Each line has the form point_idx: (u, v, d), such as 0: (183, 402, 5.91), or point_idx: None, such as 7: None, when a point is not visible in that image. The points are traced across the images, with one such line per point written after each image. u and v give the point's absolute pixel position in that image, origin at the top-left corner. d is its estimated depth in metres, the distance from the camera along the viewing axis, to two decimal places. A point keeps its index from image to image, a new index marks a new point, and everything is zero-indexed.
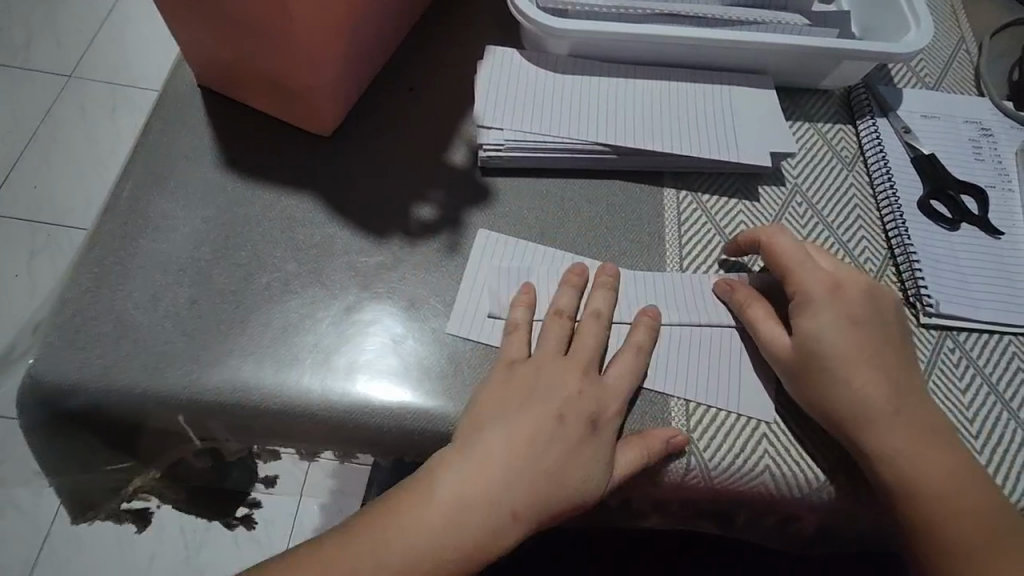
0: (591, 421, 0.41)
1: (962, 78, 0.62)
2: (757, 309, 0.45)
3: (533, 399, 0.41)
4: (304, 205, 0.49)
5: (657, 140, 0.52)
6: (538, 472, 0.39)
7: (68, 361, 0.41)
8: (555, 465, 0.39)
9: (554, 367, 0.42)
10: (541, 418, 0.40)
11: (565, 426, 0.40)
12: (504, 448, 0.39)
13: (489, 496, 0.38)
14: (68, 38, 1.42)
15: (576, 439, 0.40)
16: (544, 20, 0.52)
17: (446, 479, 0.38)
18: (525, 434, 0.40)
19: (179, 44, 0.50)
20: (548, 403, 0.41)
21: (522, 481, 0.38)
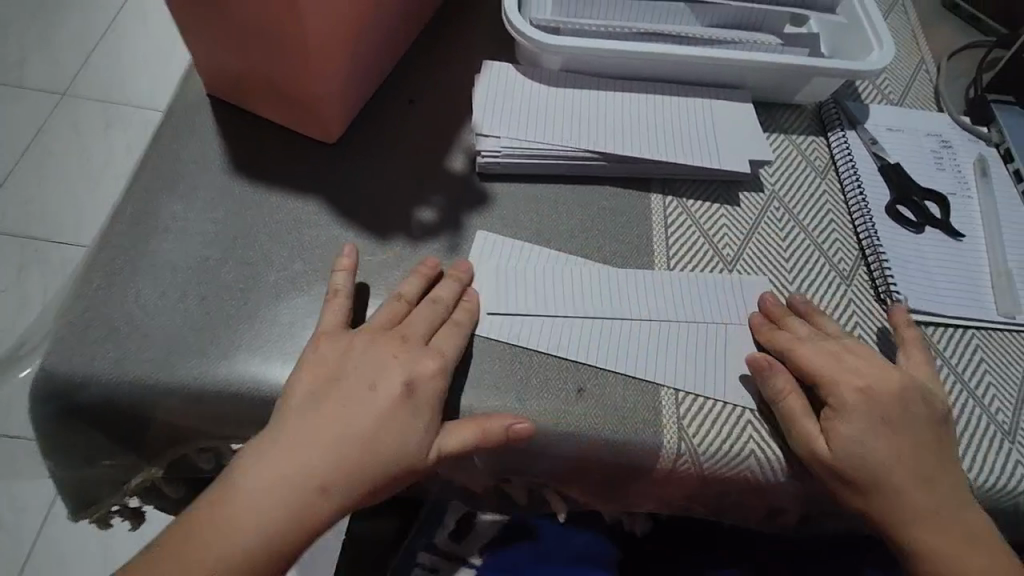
0: (405, 387, 0.41)
1: (924, 96, 0.67)
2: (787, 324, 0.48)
3: (350, 373, 0.42)
4: (309, 208, 0.51)
5: (643, 149, 0.56)
6: (361, 439, 0.40)
7: (80, 356, 0.42)
8: (355, 440, 0.40)
9: (385, 339, 0.44)
10: (345, 389, 0.42)
11: (378, 392, 0.41)
12: (343, 417, 0.40)
13: (317, 466, 0.39)
14: (59, 57, 1.44)
15: (375, 405, 0.41)
16: (536, 38, 0.56)
17: (282, 450, 0.40)
18: (355, 406, 0.41)
19: (192, 56, 0.52)
20: (367, 373, 0.42)
21: (364, 448, 0.40)
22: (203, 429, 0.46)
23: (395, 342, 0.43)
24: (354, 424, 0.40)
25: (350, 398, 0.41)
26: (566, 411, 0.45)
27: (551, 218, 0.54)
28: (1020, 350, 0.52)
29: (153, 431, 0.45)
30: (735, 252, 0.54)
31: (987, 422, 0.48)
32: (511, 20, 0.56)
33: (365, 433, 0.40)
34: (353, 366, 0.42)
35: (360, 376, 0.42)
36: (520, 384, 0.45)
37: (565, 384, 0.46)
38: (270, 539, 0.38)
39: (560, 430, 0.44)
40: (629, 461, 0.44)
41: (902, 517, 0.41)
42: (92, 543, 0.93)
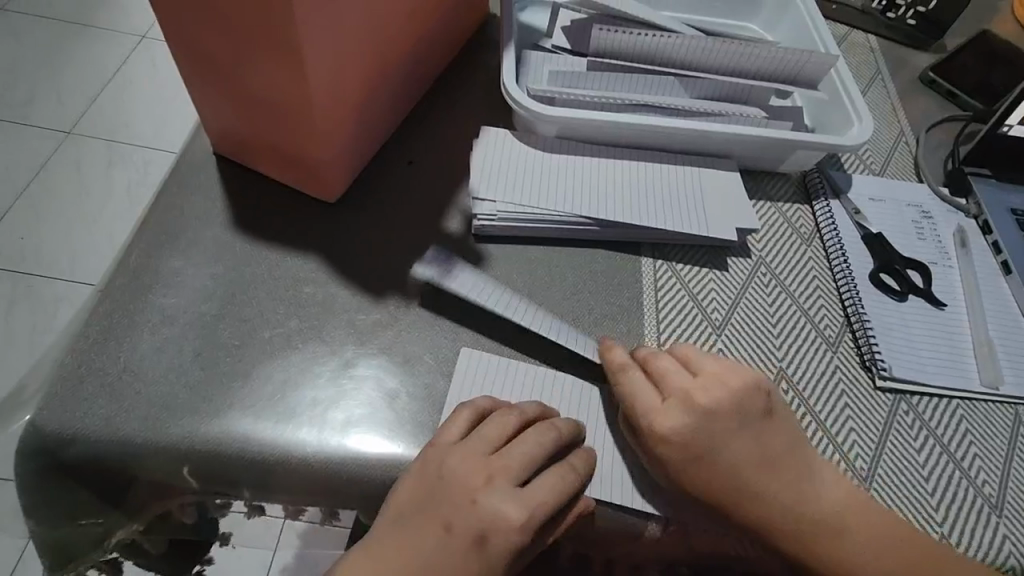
0: (478, 537, 0.38)
1: (903, 167, 0.70)
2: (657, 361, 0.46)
3: (425, 514, 0.39)
4: (307, 265, 0.52)
5: (635, 214, 0.57)
6: None
7: (71, 411, 0.42)
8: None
9: (468, 466, 0.40)
10: (412, 524, 0.39)
11: (452, 537, 0.38)
12: (413, 556, 0.38)
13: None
14: (69, 97, 1.47)
15: (443, 555, 0.38)
16: (532, 108, 0.58)
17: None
18: (427, 545, 0.38)
19: (200, 116, 0.54)
20: (437, 512, 0.39)
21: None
22: (188, 486, 0.45)
23: (469, 480, 0.40)
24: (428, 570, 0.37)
25: (422, 540, 0.38)
26: None
27: (543, 280, 0.55)
28: (1004, 421, 0.53)
29: (138, 487, 0.45)
30: (723, 317, 0.55)
31: (973, 494, 0.49)
32: (509, 90, 0.59)
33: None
34: (442, 501, 0.39)
35: (432, 514, 0.39)
36: None
37: None
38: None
39: None
40: (621, 526, 0.44)
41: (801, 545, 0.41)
42: None
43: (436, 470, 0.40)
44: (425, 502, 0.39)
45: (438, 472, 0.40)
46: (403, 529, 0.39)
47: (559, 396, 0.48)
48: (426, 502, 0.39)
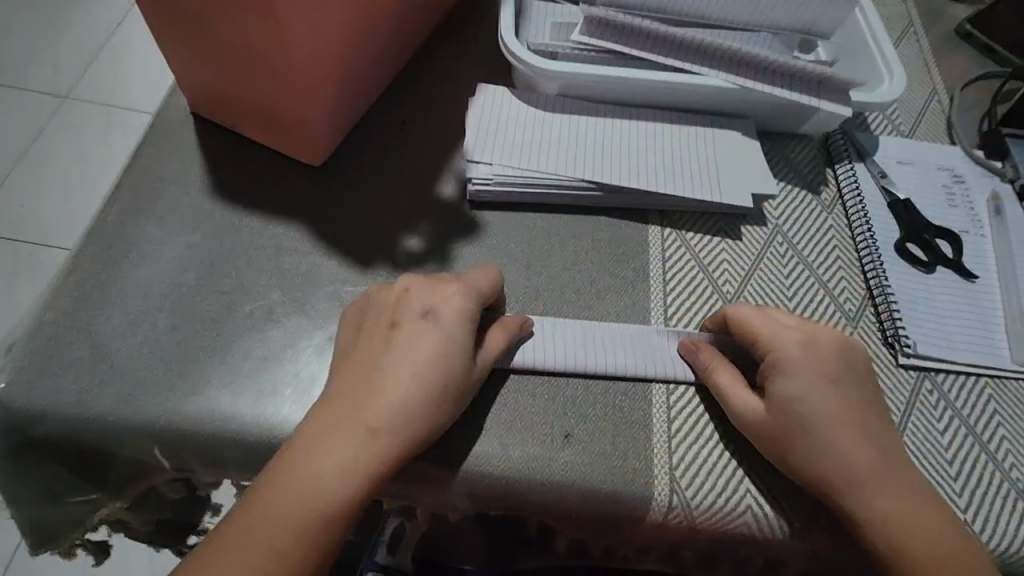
0: (426, 311, 0.41)
1: (936, 128, 0.65)
2: (722, 373, 0.44)
3: (385, 362, 0.39)
4: (291, 233, 0.49)
5: (642, 179, 0.53)
6: (399, 381, 0.39)
7: (40, 387, 0.40)
8: (395, 429, 0.38)
9: (400, 287, 0.43)
10: (375, 367, 0.39)
11: (405, 325, 0.40)
12: (374, 406, 0.38)
13: (363, 456, 0.37)
14: (64, 61, 1.43)
15: (423, 371, 0.39)
16: (534, 63, 0.54)
17: (322, 457, 0.37)
18: (395, 378, 0.39)
19: (174, 72, 0.51)
20: (387, 317, 0.41)
21: (400, 417, 0.38)
22: (167, 465, 0.43)
23: (402, 286, 0.42)
24: (392, 406, 0.38)
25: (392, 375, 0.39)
26: (550, 458, 0.42)
27: (542, 248, 0.52)
28: None
29: (116, 465, 0.43)
30: (735, 290, 0.51)
31: (1001, 479, 0.45)
32: (508, 44, 0.54)
33: (398, 409, 0.38)
34: (390, 297, 0.42)
35: (377, 321, 0.42)
36: (504, 428, 0.43)
37: (552, 430, 0.43)
38: (304, 541, 0.36)
39: (543, 478, 0.42)
40: (620, 510, 0.42)
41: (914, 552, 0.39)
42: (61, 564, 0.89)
43: (370, 300, 0.43)
44: (372, 309, 0.42)
45: (372, 298, 0.43)
46: (361, 341, 0.41)
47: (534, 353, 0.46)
48: (373, 312, 0.42)
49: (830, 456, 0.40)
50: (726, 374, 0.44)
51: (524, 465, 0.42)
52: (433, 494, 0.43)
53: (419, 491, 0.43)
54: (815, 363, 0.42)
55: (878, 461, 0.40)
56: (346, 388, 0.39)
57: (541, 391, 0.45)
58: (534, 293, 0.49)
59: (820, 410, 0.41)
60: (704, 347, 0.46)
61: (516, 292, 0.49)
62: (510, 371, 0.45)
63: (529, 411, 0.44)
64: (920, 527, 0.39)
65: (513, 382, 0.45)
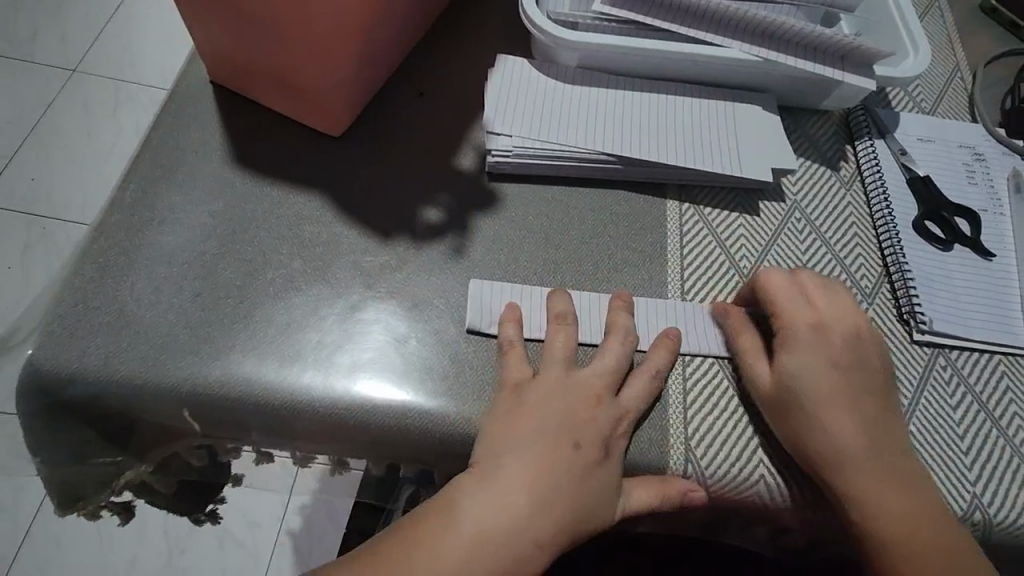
0: (604, 446, 0.40)
1: (957, 105, 0.64)
2: (745, 337, 0.45)
3: (531, 422, 0.41)
4: (311, 202, 0.49)
5: (661, 152, 0.53)
6: (563, 499, 0.38)
7: (69, 350, 0.41)
8: (567, 492, 0.39)
9: (585, 390, 0.42)
10: (507, 450, 0.39)
11: (582, 451, 0.40)
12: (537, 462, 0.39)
13: (553, 493, 0.38)
14: (74, 32, 1.42)
15: (572, 424, 0.41)
16: (554, 32, 0.53)
17: (438, 551, 0.37)
18: (536, 432, 0.40)
19: (194, 39, 0.50)
20: (567, 430, 0.40)
21: (555, 478, 0.39)
22: (194, 429, 0.44)
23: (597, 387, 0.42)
24: (545, 467, 0.39)
25: (537, 431, 0.40)
26: None
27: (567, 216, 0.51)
28: None
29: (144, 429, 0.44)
30: (753, 264, 0.51)
31: (1011, 454, 0.46)
32: (527, 13, 0.54)
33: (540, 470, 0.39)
34: (579, 400, 0.42)
35: (560, 428, 0.40)
36: None
37: None
38: None
39: None
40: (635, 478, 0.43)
41: (890, 533, 0.40)
42: (78, 532, 0.90)
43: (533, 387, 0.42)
44: (532, 405, 0.41)
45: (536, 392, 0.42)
46: (532, 437, 0.40)
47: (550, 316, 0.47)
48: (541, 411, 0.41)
49: (816, 428, 0.41)
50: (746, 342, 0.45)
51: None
52: (455, 459, 0.44)
53: (440, 457, 0.44)
54: (823, 343, 0.43)
55: (862, 442, 0.41)
56: (481, 483, 0.39)
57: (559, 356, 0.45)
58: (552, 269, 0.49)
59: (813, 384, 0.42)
60: (732, 311, 0.47)
61: (534, 264, 0.49)
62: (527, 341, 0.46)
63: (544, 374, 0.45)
64: (889, 503, 0.40)
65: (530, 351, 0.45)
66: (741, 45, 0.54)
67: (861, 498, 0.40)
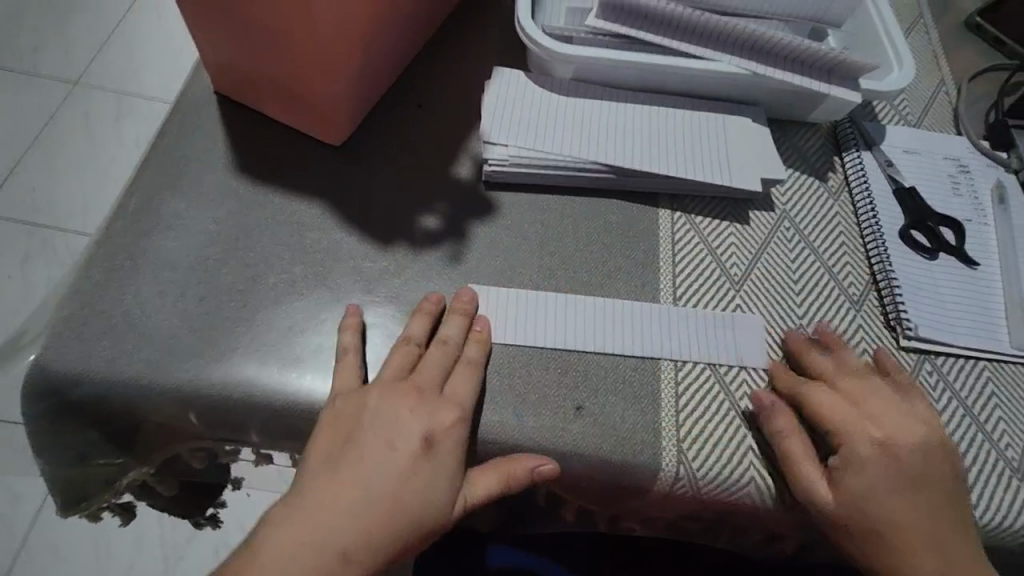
0: (425, 441, 0.40)
1: (942, 119, 0.66)
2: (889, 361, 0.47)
3: (368, 426, 0.40)
4: (312, 210, 0.51)
5: (654, 162, 0.54)
6: (375, 508, 0.38)
7: (76, 352, 0.42)
8: (390, 494, 0.38)
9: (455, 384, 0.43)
10: (367, 449, 0.39)
11: (396, 451, 0.39)
12: (356, 468, 0.39)
13: (348, 504, 0.38)
14: (76, 45, 1.44)
15: (395, 420, 0.40)
16: (549, 46, 0.55)
17: (265, 565, 0.36)
18: (394, 434, 0.40)
19: (200, 52, 0.52)
20: (408, 424, 0.40)
21: (413, 488, 0.39)
22: (195, 430, 0.45)
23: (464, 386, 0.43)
24: (381, 464, 0.39)
25: (389, 421, 0.40)
26: (563, 429, 0.44)
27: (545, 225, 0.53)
28: None
29: (146, 429, 0.45)
30: (742, 272, 0.53)
31: (996, 458, 0.47)
32: (524, 27, 0.56)
33: (397, 477, 0.39)
34: (423, 401, 0.41)
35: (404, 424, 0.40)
36: (517, 400, 0.45)
37: (563, 401, 0.45)
38: None
39: (557, 448, 0.43)
40: (627, 480, 0.44)
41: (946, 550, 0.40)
42: (74, 541, 0.90)
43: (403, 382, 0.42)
44: (386, 406, 0.41)
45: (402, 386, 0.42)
46: (394, 436, 0.40)
47: (545, 322, 0.48)
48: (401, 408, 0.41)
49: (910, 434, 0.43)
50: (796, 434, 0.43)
51: (531, 431, 0.44)
52: None
53: None
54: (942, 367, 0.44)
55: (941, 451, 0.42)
56: (332, 485, 0.38)
57: (546, 359, 0.46)
58: (548, 277, 0.51)
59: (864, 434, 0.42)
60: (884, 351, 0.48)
61: (529, 271, 0.51)
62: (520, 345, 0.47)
63: (536, 377, 0.46)
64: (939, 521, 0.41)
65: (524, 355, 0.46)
66: (733, 59, 0.56)
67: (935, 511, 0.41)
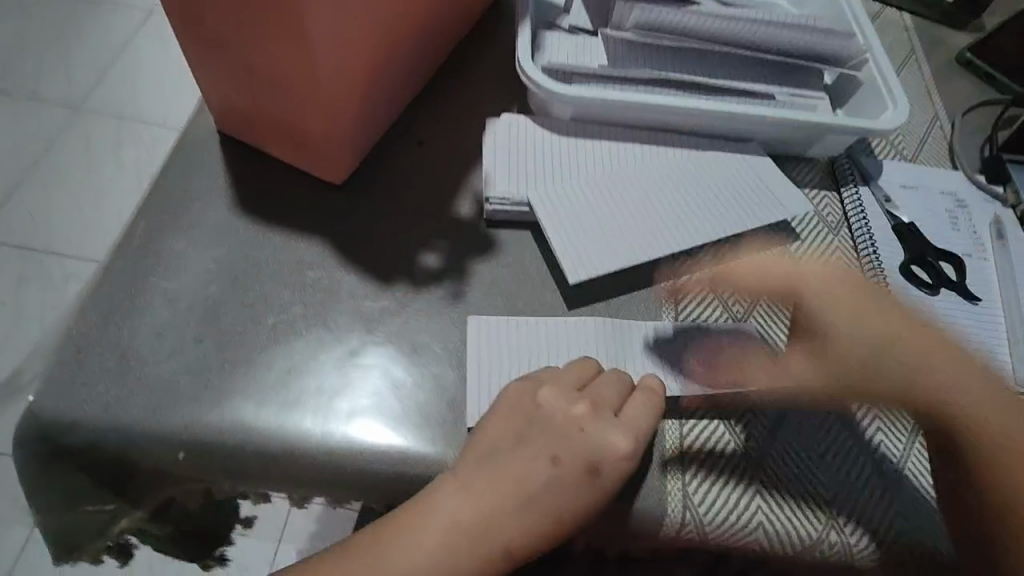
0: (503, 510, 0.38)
1: (937, 154, 0.66)
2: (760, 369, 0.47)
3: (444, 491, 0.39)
4: (313, 248, 0.51)
5: (654, 203, 0.55)
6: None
7: (71, 396, 0.41)
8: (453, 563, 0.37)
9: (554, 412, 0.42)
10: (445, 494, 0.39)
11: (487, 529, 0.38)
12: (469, 507, 0.39)
13: (461, 548, 0.38)
14: (78, 74, 1.45)
15: (489, 493, 0.39)
16: (548, 85, 0.56)
17: None
18: (487, 476, 0.39)
19: (203, 92, 0.52)
20: (498, 475, 0.39)
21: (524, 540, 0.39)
22: (190, 474, 0.44)
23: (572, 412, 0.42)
24: (455, 522, 0.38)
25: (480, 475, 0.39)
26: None
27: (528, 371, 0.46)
28: None
29: (141, 473, 0.44)
30: (744, 309, 0.52)
31: None
32: (525, 68, 0.56)
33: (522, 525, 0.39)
34: (521, 463, 0.40)
35: (492, 466, 0.40)
36: None
37: None
38: None
39: None
40: (633, 524, 0.43)
41: None
42: None
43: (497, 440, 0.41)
44: (495, 482, 0.39)
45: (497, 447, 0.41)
46: (475, 492, 0.39)
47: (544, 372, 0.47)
48: (497, 503, 0.39)
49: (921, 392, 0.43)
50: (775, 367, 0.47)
51: None
52: None
53: None
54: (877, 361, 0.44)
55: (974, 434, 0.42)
56: (386, 539, 0.38)
57: None
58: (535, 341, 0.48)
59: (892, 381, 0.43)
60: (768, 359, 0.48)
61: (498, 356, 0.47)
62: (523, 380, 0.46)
63: None
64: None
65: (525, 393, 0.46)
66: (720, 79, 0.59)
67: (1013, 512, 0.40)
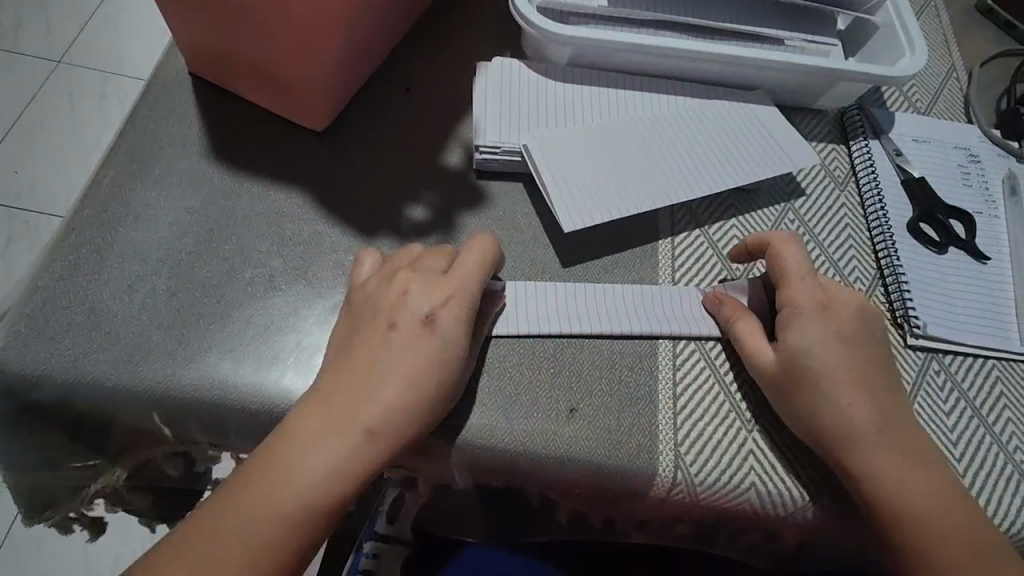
0: (392, 403, 0.38)
1: (952, 106, 0.63)
2: (744, 322, 0.45)
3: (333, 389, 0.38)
4: (292, 199, 0.48)
5: (653, 154, 0.52)
6: (333, 469, 0.36)
7: (37, 351, 0.39)
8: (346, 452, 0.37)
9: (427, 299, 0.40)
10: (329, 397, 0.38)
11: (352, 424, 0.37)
12: (335, 410, 0.37)
13: (356, 458, 0.37)
14: (57, 23, 1.39)
15: (367, 384, 0.38)
16: (543, 25, 0.52)
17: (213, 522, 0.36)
18: (366, 368, 0.39)
19: (172, 31, 0.49)
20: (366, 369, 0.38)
21: (401, 425, 0.37)
22: (167, 432, 0.43)
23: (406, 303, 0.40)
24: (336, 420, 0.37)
25: (363, 369, 0.39)
26: (554, 433, 0.42)
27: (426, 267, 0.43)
28: None
29: (116, 431, 0.42)
30: (744, 267, 0.50)
31: (1008, 468, 0.45)
32: (517, 7, 0.53)
33: (402, 412, 0.38)
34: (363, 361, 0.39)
35: (361, 358, 0.39)
36: (509, 399, 0.43)
37: (556, 404, 0.43)
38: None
39: (548, 452, 0.41)
40: (622, 484, 0.42)
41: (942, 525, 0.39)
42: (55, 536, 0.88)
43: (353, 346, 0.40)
44: (358, 377, 0.38)
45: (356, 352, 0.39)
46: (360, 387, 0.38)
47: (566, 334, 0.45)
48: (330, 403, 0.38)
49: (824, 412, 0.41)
50: (746, 326, 0.45)
51: (481, 446, 0.41)
52: (434, 460, 0.43)
53: (421, 458, 0.43)
54: (829, 321, 0.43)
55: (871, 420, 0.41)
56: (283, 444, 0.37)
57: (536, 359, 0.44)
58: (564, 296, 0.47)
59: (822, 355, 0.42)
60: (728, 301, 0.46)
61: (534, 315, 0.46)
62: (513, 338, 0.45)
63: (525, 378, 0.44)
64: (911, 481, 0.40)
65: (517, 353, 0.44)
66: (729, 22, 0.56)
67: (890, 472, 0.40)
